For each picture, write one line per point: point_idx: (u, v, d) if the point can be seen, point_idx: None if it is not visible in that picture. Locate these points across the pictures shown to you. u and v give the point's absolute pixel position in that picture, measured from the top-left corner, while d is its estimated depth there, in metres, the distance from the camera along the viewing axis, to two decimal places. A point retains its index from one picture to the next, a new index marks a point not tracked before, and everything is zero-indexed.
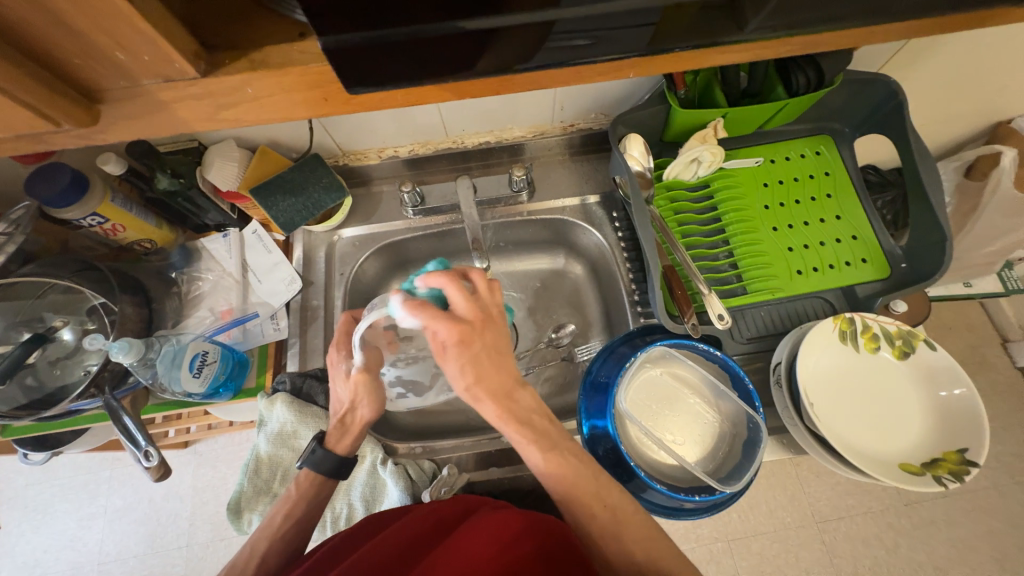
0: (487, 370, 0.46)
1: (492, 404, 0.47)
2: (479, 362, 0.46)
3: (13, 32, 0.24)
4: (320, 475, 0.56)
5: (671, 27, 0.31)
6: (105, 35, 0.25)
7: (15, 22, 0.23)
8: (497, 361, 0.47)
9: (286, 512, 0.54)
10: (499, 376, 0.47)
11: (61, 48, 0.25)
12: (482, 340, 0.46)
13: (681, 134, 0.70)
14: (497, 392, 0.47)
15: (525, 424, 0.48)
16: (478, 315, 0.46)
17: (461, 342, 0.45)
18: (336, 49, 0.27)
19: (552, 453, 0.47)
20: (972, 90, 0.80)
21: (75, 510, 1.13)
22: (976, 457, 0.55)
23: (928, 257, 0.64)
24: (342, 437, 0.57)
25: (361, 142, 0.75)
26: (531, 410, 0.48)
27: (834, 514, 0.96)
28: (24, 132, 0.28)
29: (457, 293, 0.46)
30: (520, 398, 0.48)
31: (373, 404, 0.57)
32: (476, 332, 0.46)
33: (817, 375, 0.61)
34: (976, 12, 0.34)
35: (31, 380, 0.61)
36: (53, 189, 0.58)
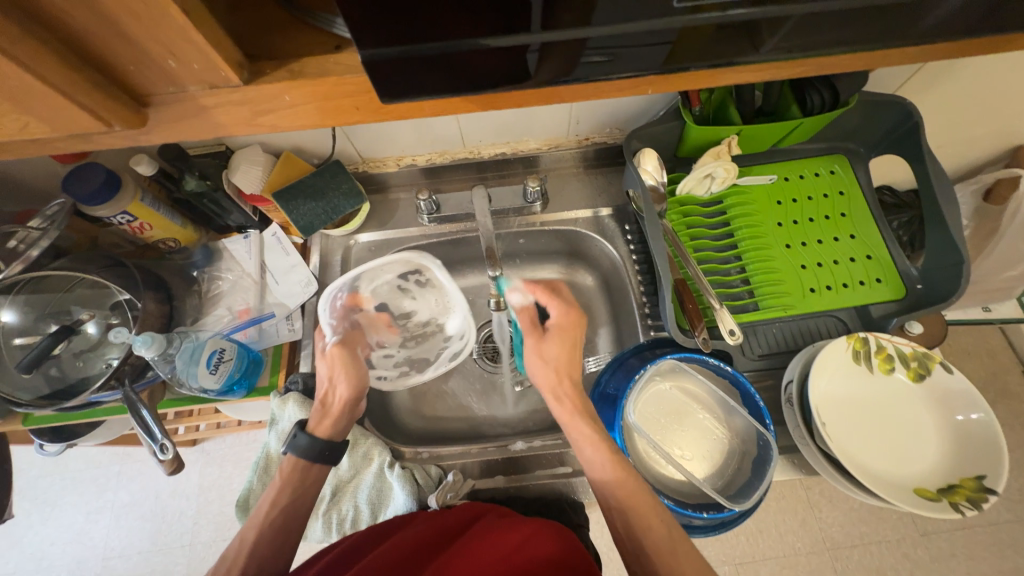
0: (577, 360, 0.57)
1: (571, 395, 0.55)
2: (574, 349, 0.57)
3: (77, 40, 0.26)
4: (302, 461, 0.56)
5: (690, 46, 0.32)
6: (158, 44, 0.26)
7: (79, 30, 0.25)
8: (580, 359, 0.58)
9: (272, 499, 0.54)
10: (578, 372, 0.57)
11: (117, 56, 0.27)
12: (583, 329, 0.58)
13: (694, 149, 0.71)
14: (576, 382, 0.56)
15: (595, 421, 0.53)
16: (584, 310, 0.59)
17: (574, 324, 0.57)
18: (369, 61, 0.29)
19: (618, 457, 0.50)
20: (990, 114, 0.80)
21: (84, 503, 1.15)
22: (994, 485, 0.53)
23: (945, 278, 0.63)
24: (321, 419, 0.58)
25: (381, 150, 0.77)
26: (599, 417, 0.55)
27: (846, 541, 0.93)
28: (76, 132, 0.30)
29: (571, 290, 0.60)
30: (590, 399, 0.56)
31: (348, 380, 0.59)
32: (576, 327, 0.57)
33: (829, 394, 0.60)
34: (995, 37, 0.35)
35: (55, 370, 0.62)
36: (85, 188, 0.61)
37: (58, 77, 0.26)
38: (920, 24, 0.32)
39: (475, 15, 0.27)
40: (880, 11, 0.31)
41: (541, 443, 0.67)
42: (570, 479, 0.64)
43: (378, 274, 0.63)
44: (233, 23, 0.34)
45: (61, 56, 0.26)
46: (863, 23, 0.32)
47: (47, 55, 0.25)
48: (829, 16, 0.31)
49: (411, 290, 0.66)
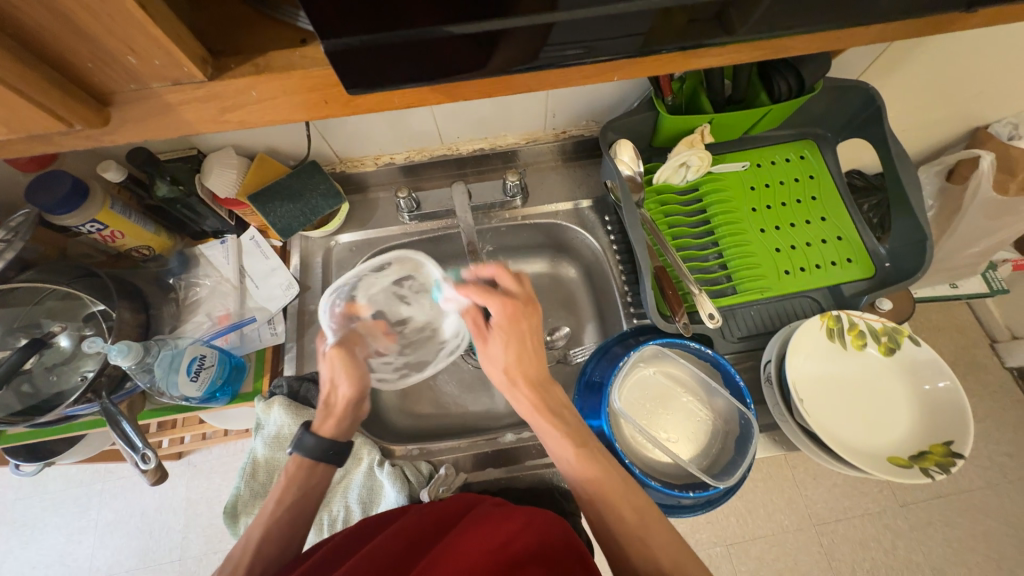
0: (528, 353, 0.55)
1: (528, 390, 0.54)
2: (522, 343, 0.55)
3: (32, 36, 0.25)
4: (308, 460, 0.56)
5: (656, 31, 0.32)
6: (118, 40, 0.26)
7: (32, 26, 0.25)
8: (536, 351, 0.56)
9: (278, 499, 0.54)
10: (536, 366, 0.55)
11: (76, 54, 0.27)
12: (529, 321, 0.56)
13: (670, 138, 0.72)
14: (532, 379, 0.55)
15: (555, 416, 0.53)
16: (527, 300, 0.57)
17: (512, 320, 0.55)
18: (335, 53, 0.29)
19: (581, 449, 0.51)
20: (949, 96, 0.83)
21: (66, 524, 1.11)
22: (962, 449, 0.56)
23: (911, 255, 0.66)
24: (325, 421, 0.58)
25: (358, 149, 0.76)
26: (562, 405, 0.54)
27: (830, 516, 0.96)
28: (34, 133, 0.29)
29: (511, 281, 0.57)
30: (552, 393, 0.54)
31: (353, 381, 0.59)
32: (523, 313, 0.56)
33: (805, 371, 0.62)
34: (942, 17, 0.36)
35: (27, 386, 0.61)
36: (52, 197, 0.59)
37: (13, 76, 0.25)
38: (873, 3, 0.33)
39: (440, 5, 0.27)
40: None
41: (530, 433, 0.67)
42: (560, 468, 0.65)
43: (369, 279, 0.66)
44: (196, 18, 0.33)
45: (15, 54, 0.25)
46: (819, 6, 0.33)
47: (1, 54, 0.24)
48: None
49: (409, 297, 0.69)
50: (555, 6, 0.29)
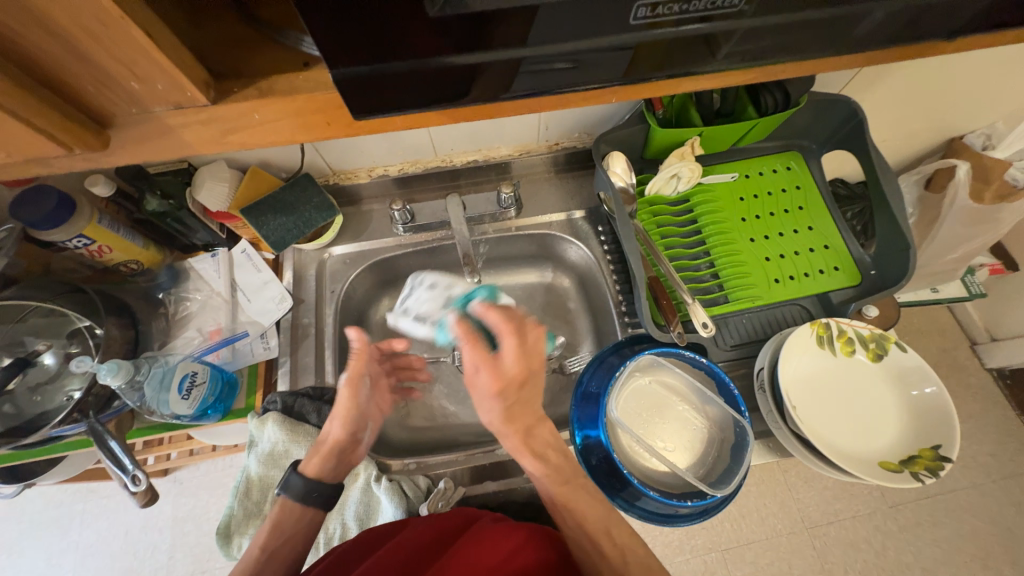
0: (519, 411, 0.50)
1: (516, 437, 0.51)
2: (516, 401, 0.49)
3: (37, 62, 0.25)
4: (296, 503, 0.55)
5: (650, 59, 0.33)
6: (120, 65, 0.26)
7: (32, 51, 0.25)
8: (528, 405, 0.50)
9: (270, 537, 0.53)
10: (525, 419, 0.51)
11: (77, 77, 0.27)
12: (521, 391, 0.48)
13: (661, 150, 0.73)
14: (523, 426, 0.51)
15: (540, 457, 0.52)
16: (526, 371, 0.46)
17: (503, 391, 0.46)
18: (341, 79, 0.29)
19: (565, 487, 0.51)
20: (925, 109, 0.86)
21: (45, 547, 1.07)
22: (949, 453, 0.57)
23: (895, 264, 0.68)
24: (311, 459, 0.56)
25: (352, 162, 0.76)
26: (547, 444, 0.53)
27: (823, 518, 0.97)
28: (29, 157, 0.29)
29: (512, 350, 0.45)
30: (538, 432, 0.52)
31: (347, 425, 0.56)
32: (515, 387, 0.47)
33: (797, 378, 0.63)
34: (923, 44, 0.38)
35: (9, 407, 0.58)
36: (38, 212, 0.58)
37: (12, 102, 0.25)
38: (861, 31, 0.34)
39: (443, 35, 0.28)
40: (819, 27, 0.33)
41: None
42: None
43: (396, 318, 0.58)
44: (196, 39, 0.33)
45: (15, 80, 0.25)
46: (809, 36, 0.34)
47: (4, 80, 0.25)
48: (778, 28, 0.33)
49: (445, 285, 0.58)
50: (554, 36, 0.30)
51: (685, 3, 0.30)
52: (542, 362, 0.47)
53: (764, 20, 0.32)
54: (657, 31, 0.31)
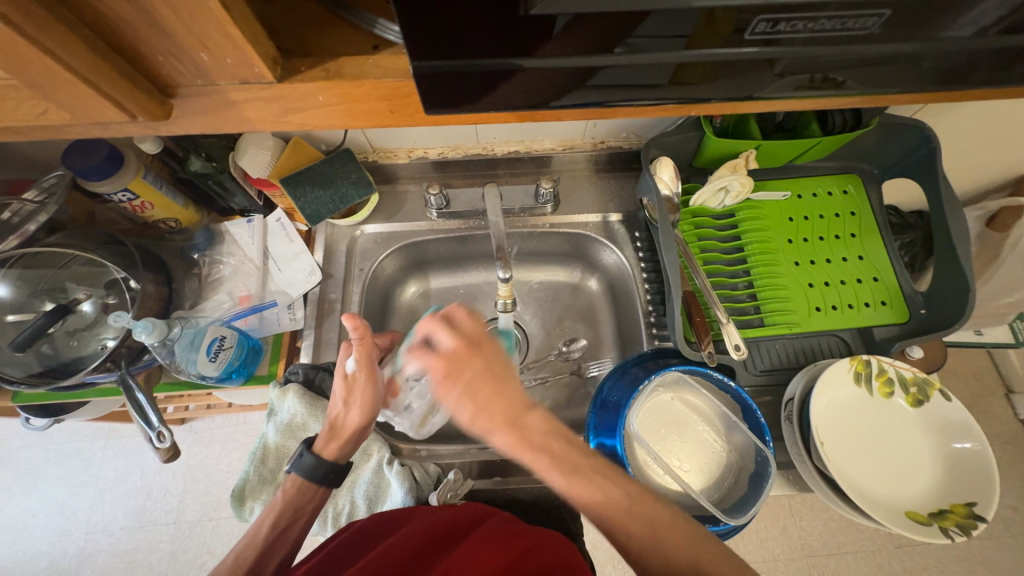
0: (482, 395, 0.47)
1: (504, 431, 0.46)
2: (473, 383, 0.47)
3: (114, 30, 0.27)
4: (306, 481, 0.55)
5: (733, 77, 0.32)
6: (193, 37, 0.27)
7: (112, 20, 0.26)
8: (495, 385, 0.47)
9: (274, 519, 0.54)
10: (500, 403, 0.47)
11: (149, 47, 0.28)
12: (472, 367, 0.48)
13: (712, 160, 0.70)
14: (502, 416, 0.46)
15: (541, 450, 0.45)
16: (466, 344, 0.49)
17: (449, 374, 0.48)
18: (416, 72, 0.29)
19: (574, 476, 0.45)
20: (1000, 142, 0.81)
21: (67, 477, 1.13)
22: (984, 512, 0.55)
23: (950, 306, 0.64)
24: (328, 443, 0.56)
25: (393, 141, 0.75)
26: (544, 436, 0.46)
27: (825, 550, 0.95)
28: (96, 118, 0.31)
29: (444, 333, 0.50)
30: (529, 423, 0.46)
31: (366, 410, 0.56)
32: (464, 361, 0.48)
33: (830, 413, 0.60)
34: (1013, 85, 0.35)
35: (47, 348, 0.61)
36: (87, 161, 0.59)
37: (85, 67, 0.27)
38: (950, 64, 0.31)
39: (509, 34, 0.27)
40: (907, 62, 0.31)
41: None
42: None
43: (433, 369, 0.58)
44: (267, 16, 0.35)
45: (92, 47, 0.27)
46: (896, 66, 0.32)
47: (82, 47, 0.26)
48: (862, 57, 0.31)
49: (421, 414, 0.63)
50: (628, 48, 0.29)
51: (810, 20, 0.28)
52: (487, 336, 0.51)
53: (849, 46, 0.30)
54: (730, 48, 0.30)
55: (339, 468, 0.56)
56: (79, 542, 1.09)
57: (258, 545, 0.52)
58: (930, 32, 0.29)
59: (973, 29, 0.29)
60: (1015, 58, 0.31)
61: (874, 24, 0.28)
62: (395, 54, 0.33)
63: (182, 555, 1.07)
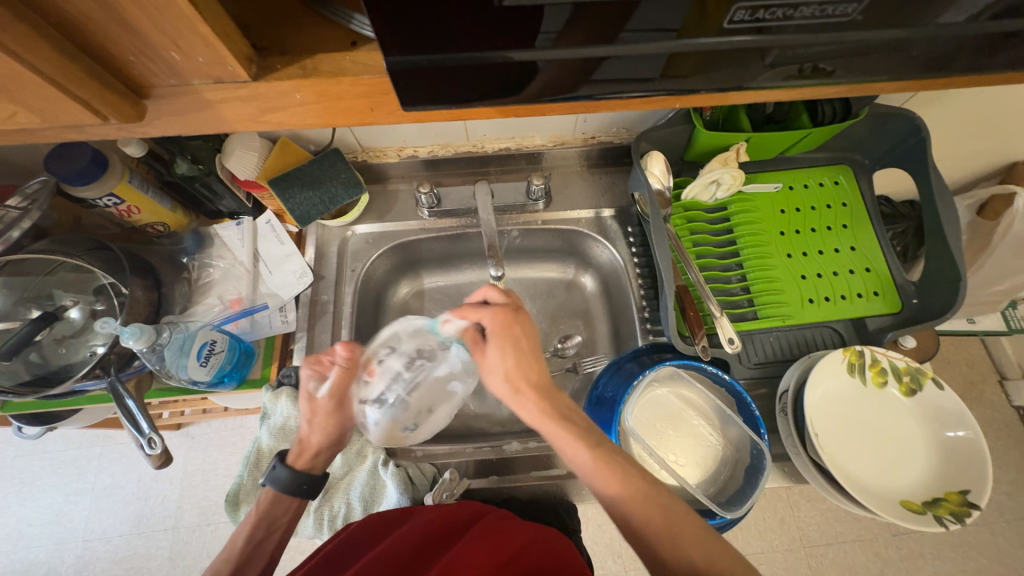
0: (529, 358, 0.51)
1: (533, 398, 0.49)
2: (518, 346, 0.52)
3: (81, 29, 0.26)
4: (280, 494, 0.53)
5: (719, 70, 0.32)
6: (163, 36, 0.27)
7: (78, 19, 0.25)
8: (535, 352, 0.52)
9: (247, 533, 0.51)
10: (537, 369, 0.51)
11: (118, 46, 0.27)
12: (521, 326, 0.53)
13: (703, 153, 0.70)
14: (536, 383, 0.50)
15: (565, 420, 0.48)
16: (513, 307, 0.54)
17: (500, 326, 0.52)
18: (393, 67, 0.29)
19: (599, 450, 0.46)
20: (990, 130, 0.81)
21: (63, 485, 1.12)
22: (978, 500, 0.55)
23: (941, 295, 0.64)
24: (301, 454, 0.55)
25: (382, 140, 0.75)
26: (570, 410, 0.49)
27: (823, 539, 0.96)
28: (69, 121, 0.30)
29: (495, 294, 0.55)
30: (561, 397, 0.50)
31: (333, 432, 0.56)
32: (514, 319, 0.53)
33: (823, 404, 0.60)
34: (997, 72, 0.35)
35: (36, 356, 0.60)
36: (71, 167, 0.58)
37: (50, 68, 0.26)
38: (933, 52, 0.31)
39: (486, 26, 0.27)
40: (890, 50, 0.31)
41: (535, 444, 0.66)
42: (563, 480, 0.65)
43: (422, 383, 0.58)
44: (243, 14, 0.34)
45: (57, 46, 0.26)
46: (880, 56, 0.31)
47: (44, 45, 0.25)
48: (845, 47, 0.31)
49: (394, 425, 0.59)
50: (614, 40, 0.29)
51: (791, 8, 0.28)
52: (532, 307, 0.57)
53: (832, 35, 0.30)
54: (714, 39, 0.29)
55: None
56: (77, 550, 1.08)
57: (233, 560, 0.50)
58: (914, 19, 0.29)
59: (960, 15, 0.29)
60: (998, 44, 0.31)
61: (857, 11, 0.28)
62: (374, 51, 0.32)
63: (182, 560, 1.07)
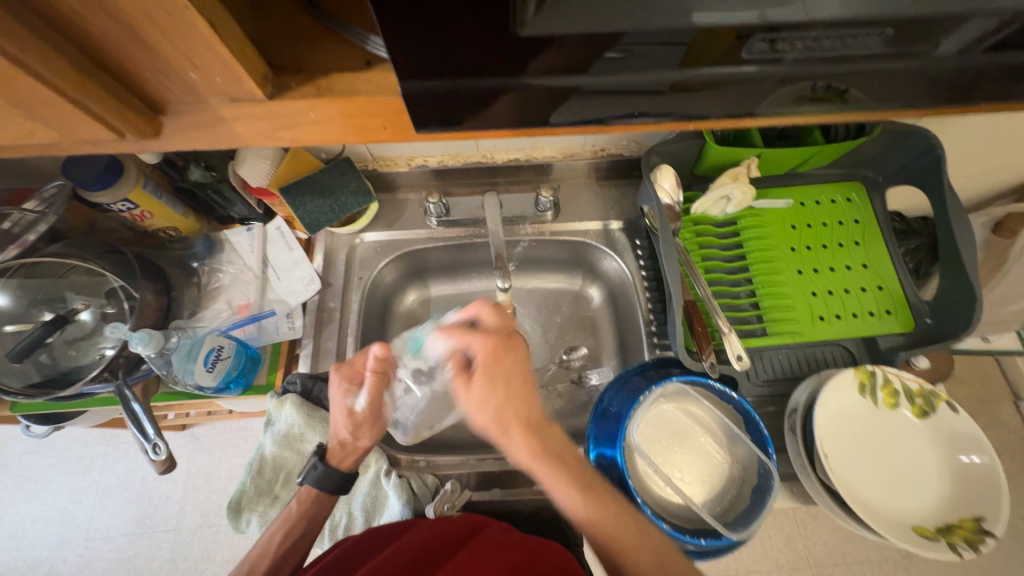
0: (517, 395, 0.48)
1: (522, 436, 0.47)
2: (507, 381, 0.48)
3: (103, 49, 0.27)
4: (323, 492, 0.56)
5: (733, 93, 0.32)
6: (181, 55, 0.27)
7: (96, 37, 0.26)
8: (524, 385, 0.49)
9: (286, 530, 0.53)
10: (527, 405, 0.48)
11: (136, 64, 0.28)
12: (510, 357, 0.50)
13: (713, 168, 0.70)
14: (528, 421, 0.48)
15: (557, 463, 0.46)
16: (506, 332, 0.52)
17: (492, 353, 0.49)
18: (406, 89, 0.29)
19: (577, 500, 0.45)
20: (1006, 148, 0.80)
21: (68, 484, 1.13)
22: (993, 528, 0.54)
23: (955, 315, 0.63)
24: (347, 455, 0.57)
25: (392, 149, 0.75)
26: (561, 446, 0.48)
27: (830, 560, 0.94)
28: (87, 135, 0.31)
29: (487, 315, 0.54)
30: (550, 434, 0.48)
31: (375, 433, 0.58)
32: (505, 345, 0.50)
33: (835, 425, 0.59)
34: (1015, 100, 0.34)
35: (46, 357, 0.61)
36: (87, 172, 0.59)
37: (68, 85, 0.27)
38: (952, 79, 0.31)
39: (499, 51, 0.27)
40: (908, 77, 0.31)
41: None
42: None
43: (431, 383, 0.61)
44: (259, 32, 0.35)
45: (75, 64, 0.27)
46: (898, 83, 0.31)
47: (63, 63, 0.26)
48: (860, 76, 0.30)
49: (421, 428, 0.64)
50: (630, 64, 0.29)
51: (806, 38, 0.28)
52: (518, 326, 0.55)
53: (846, 61, 0.29)
54: (728, 65, 0.29)
55: (339, 477, 0.56)
56: (79, 549, 1.08)
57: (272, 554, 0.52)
58: (928, 47, 0.29)
59: (976, 45, 0.29)
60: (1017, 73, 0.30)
61: (878, 42, 0.28)
62: (387, 70, 0.32)
63: (182, 562, 1.06)
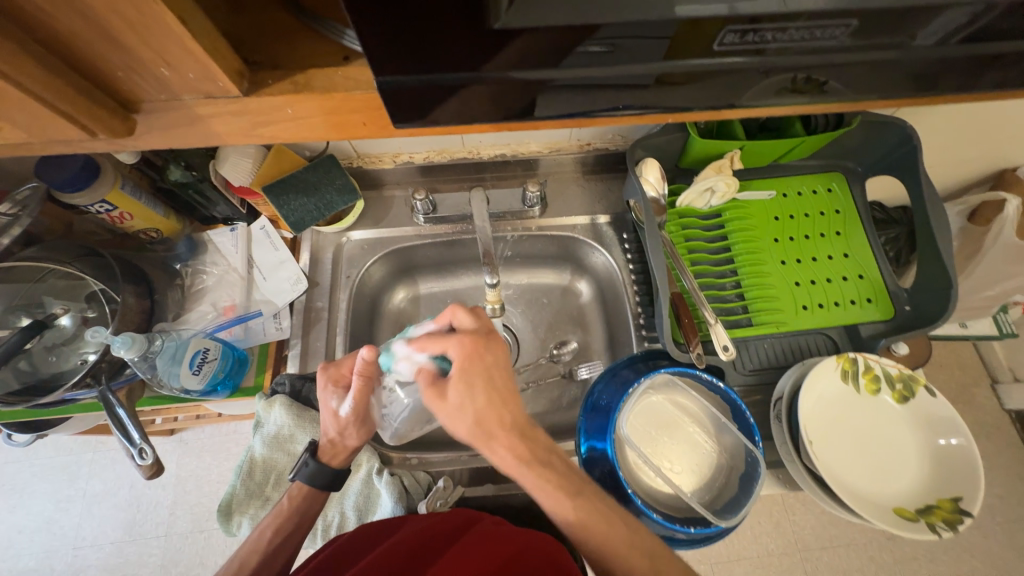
0: (500, 397, 0.48)
1: (504, 441, 0.47)
2: (489, 380, 0.48)
3: (71, 47, 0.26)
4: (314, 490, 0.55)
5: (712, 85, 0.32)
6: (153, 52, 0.27)
7: (64, 35, 0.25)
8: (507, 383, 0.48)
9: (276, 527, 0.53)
10: (511, 406, 0.48)
11: (107, 62, 0.27)
12: (488, 358, 0.48)
13: (697, 161, 0.70)
14: (509, 423, 0.47)
15: (545, 467, 0.47)
16: (485, 331, 0.50)
17: (471, 357, 0.48)
18: (385, 85, 0.29)
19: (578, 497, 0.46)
20: (980, 138, 0.82)
21: (53, 492, 1.11)
22: (970, 507, 0.55)
23: (933, 301, 0.64)
24: (337, 453, 0.57)
25: (377, 146, 0.74)
26: (550, 450, 0.48)
27: (818, 543, 0.96)
28: (59, 135, 0.30)
29: (465, 316, 0.52)
30: (533, 436, 0.48)
31: (364, 434, 0.57)
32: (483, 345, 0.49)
33: (819, 411, 0.61)
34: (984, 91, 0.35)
35: (25, 364, 0.59)
36: (61, 174, 0.57)
37: (36, 83, 0.26)
38: (922, 69, 0.32)
39: (477, 45, 0.27)
40: (880, 68, 0.31)
41: None
42: None
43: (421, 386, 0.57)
44: (235, 28, 0.34)
45: (43, 63, 0.26)
46: (872, 74, 0.32)
47: (30, 62, 0.25)
48: (834, 67, 0.31)
49: (411, 429, 0.62)
50: (608, 57, 0.29)
51: (780, 30, 0.28)
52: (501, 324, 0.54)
53: (820, 53, 0.30)
54: (706, 58, 0.30)
55: (331, 476, 0.56)
56: (67, 558, 1.06)
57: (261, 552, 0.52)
58: (898, 39, 0.29)
59: (943, 37, 0.30)
60: (984, 63, 0.31)
61: (844, 34, 0.29)
62: (366, 65, 0.32)
63: (174, 567, 1.05)
